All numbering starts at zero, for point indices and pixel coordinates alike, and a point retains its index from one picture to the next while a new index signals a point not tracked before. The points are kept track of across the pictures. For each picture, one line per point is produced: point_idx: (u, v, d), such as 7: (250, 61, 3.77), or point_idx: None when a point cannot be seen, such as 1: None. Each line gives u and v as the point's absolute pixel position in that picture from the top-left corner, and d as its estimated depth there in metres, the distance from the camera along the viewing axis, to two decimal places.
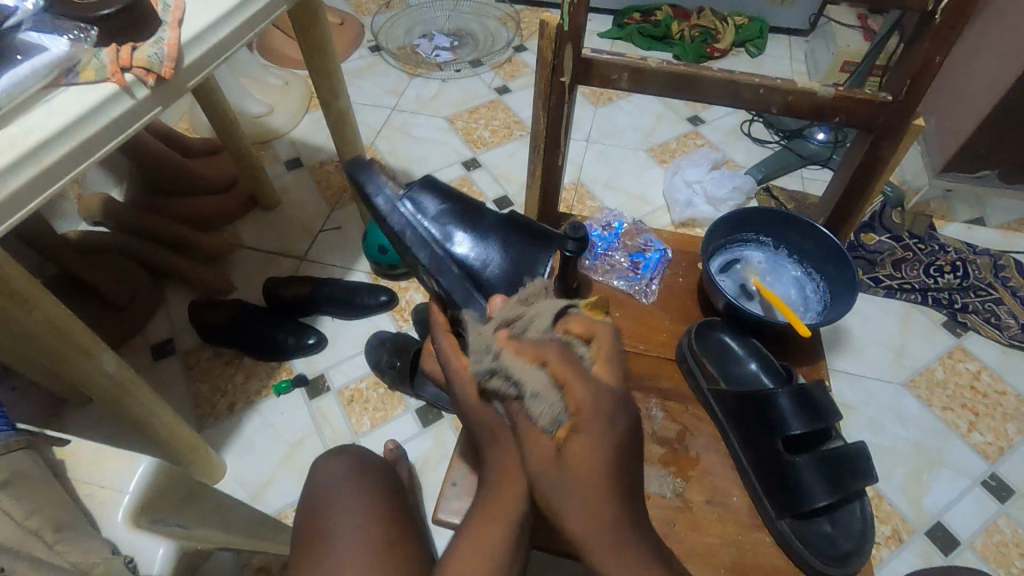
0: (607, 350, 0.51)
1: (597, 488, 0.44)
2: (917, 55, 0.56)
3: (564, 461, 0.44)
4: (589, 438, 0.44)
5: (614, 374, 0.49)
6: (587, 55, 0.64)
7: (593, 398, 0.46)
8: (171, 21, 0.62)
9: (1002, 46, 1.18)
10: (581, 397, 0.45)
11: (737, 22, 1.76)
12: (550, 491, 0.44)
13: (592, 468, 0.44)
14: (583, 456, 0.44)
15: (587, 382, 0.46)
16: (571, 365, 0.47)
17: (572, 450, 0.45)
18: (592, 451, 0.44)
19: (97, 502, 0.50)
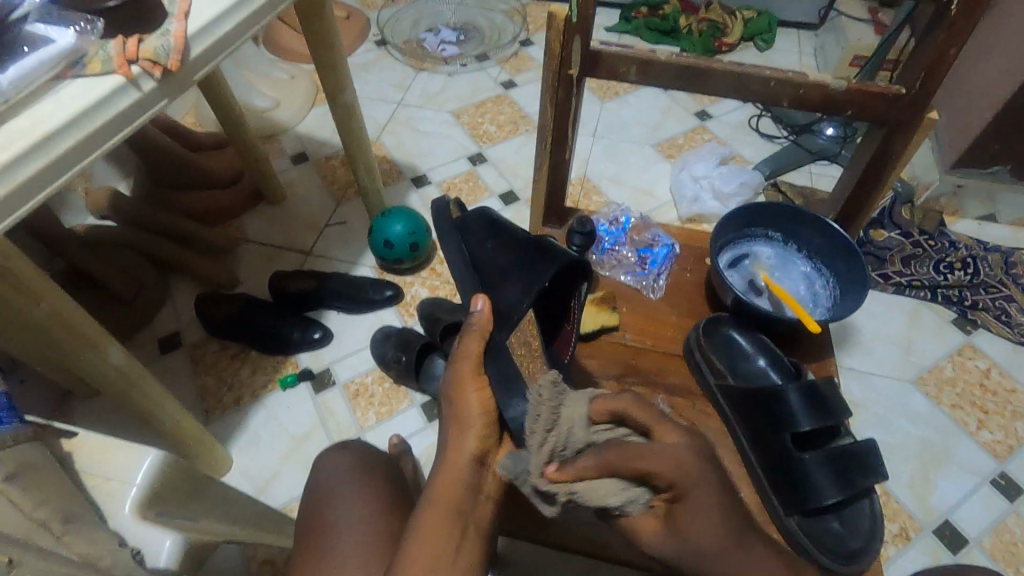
0: (644, 412, 0.57)
1: (719, 536, 0.52)
2: (931, 47, 0.55)
3: (677, 534, 0.52)
4: (691, 503, 0.52)
5: (674, 439, 0.54)
6: (596, 47, 0.63)
7: (674, 469, 0.52)
8: (177, 12, 0.61)
9: (1016, 40, 1.17)
10: (666, 470, 0.52)
11: (745, 16, 1.74)
12: (675, 555, 0.52)
13: (700, 526, 0.52)
14: (691, 527, 0.52)
15: (660, 455, 0.52)
16: (630, 446, 0.53)
17: (682, 523, 0.52)
18: (695, 514, 0.52)
19: (106, 493, 0.50)
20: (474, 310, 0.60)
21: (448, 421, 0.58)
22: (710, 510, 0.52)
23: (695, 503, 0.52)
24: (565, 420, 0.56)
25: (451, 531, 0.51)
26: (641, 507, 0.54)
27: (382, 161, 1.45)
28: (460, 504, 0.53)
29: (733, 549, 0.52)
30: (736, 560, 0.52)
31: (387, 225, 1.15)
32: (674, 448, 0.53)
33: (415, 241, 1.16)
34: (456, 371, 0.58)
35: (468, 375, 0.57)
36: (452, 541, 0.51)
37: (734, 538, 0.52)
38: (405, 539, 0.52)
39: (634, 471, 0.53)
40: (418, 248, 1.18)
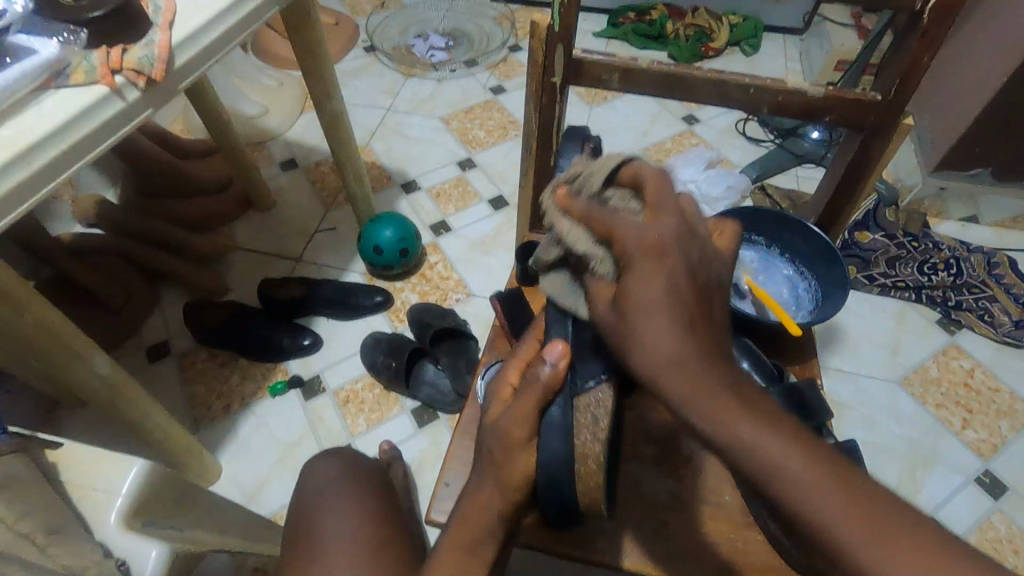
0: (660, 193, 0.47)
1: (661, 318, 0.41)
2: (906, 55, 0.56)
3: (623, 310, 0.43)
4: (647, 275, 0.42)
5: (670, 218, 0.45)
6: (579, 56, 0.64)
7: (640, 241, 0.43)
8: (161, 22, 0.62)
9: (994, 44, 1.19)
10: (625, 237, 0.44)
11: (731, 21, 1.76)
12: (618, 335, 0.43)
13: (656, 301, 0.41)
14: (637, 300, 0.42)
15: (628, 225, 0.44)
16: (619, 216, 0.46)
17: (630, 294, 0.42)
18: (647, 279, 0.42)
19: (91, 504, 0.50)
20: (551, 360, 0.48)
21: (484, 467, 0.49)
22: (663, 300, 0.41)
23: (649, 273, 0.42)
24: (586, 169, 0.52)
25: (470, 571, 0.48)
26: (609, 278, 0.46)
27: (371, 167, 1.45)
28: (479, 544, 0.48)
29: (686, 350, 0.40)
30: (688, 367, 0.39)
31: (376, 231, 1.16)
32: (662, 229, 0.44)
33: (405, 247, 1.17)
34: (505, 422, 0.48)
35: (519, 441, 0.47)
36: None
37: (683, 332, 0.40)
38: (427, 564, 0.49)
39: (604, 234, 0.46)
40: (408, 254, 1.18)
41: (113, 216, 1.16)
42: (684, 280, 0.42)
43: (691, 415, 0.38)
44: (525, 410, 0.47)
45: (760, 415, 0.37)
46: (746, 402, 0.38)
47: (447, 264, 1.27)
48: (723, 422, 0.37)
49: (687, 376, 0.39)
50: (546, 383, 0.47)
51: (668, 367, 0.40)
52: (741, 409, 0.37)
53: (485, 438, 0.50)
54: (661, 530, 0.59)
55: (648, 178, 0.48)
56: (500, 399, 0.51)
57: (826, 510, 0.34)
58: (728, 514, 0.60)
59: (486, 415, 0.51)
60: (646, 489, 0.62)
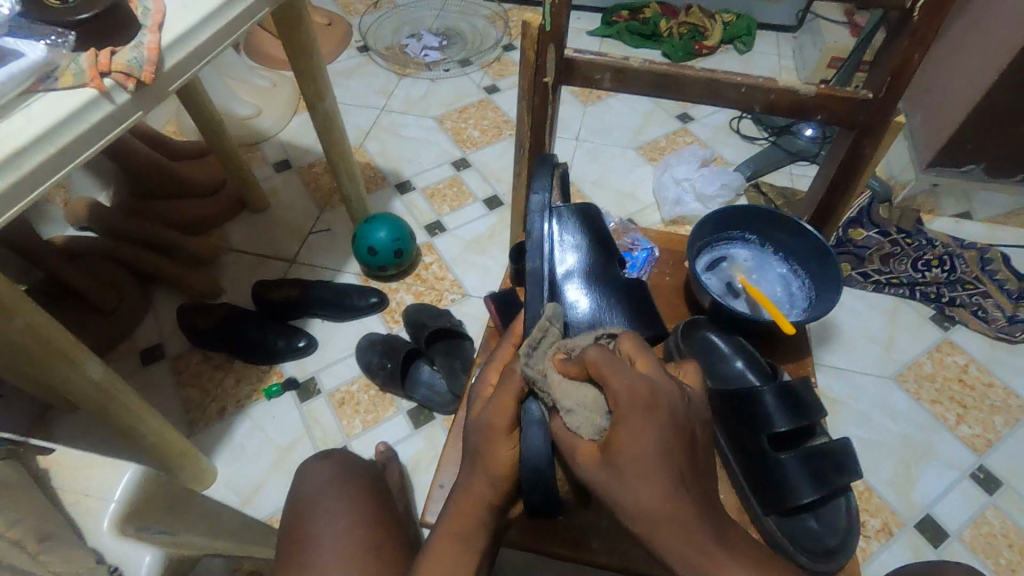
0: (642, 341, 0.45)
1: (658, 475, 0.39)
2: (896, 53, 0.56)
3: (615, 463, 0.40)
4: (632, 437, 0.39)
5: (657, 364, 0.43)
6: (570, 55, 0.63)
7: (632, 397, 0.40)
8: (151, 24, 0.62)
9: (986, 41, 1.19)
10: (617, 390, 0.41)
11: (724, 19, 1.76)
12: (602, 486, 0.41)
13: (650, 476, 0.39)
14: (630, 466, 0.39)
15: (620, 376, 0.42)
16: (610, 363, 0.43)
17: (619, 456, 0.40)
18: (639, 442, 0.39)
19: (83, 509, 0.49)
20: (531, 350, 0.50)
21: (472, 461, 0.49)
22: (658, 463, 0.39)
23: (637, 430, 0.39)
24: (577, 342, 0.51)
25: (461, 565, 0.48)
26: (595, 435, 0.44)
27: (365, 167, 1.45)
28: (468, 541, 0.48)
29: (682, 506, 0.39)
30: (688, 527, 0.39)
31: (370, 232, 1.15)
32: (655, 380, 0.41)
33: (399, 248, 1.16)
34: (489, 416, 0.49)
35: (502, 429, 0.49)
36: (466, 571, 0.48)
37: (677, 485, 0.39)
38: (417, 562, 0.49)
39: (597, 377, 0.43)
40: (403, 254, 1.18)
41: (105, 218, 1.15)
42: (678, 430, 0.40)
43: (677, 564, 0.39)
44: (508, 400, 0.49)
45: (738, 552, 0.40)
46: (750, 564, 0.40)
47: (442, 264, 1.27)
48: (714, 574, 0.39)
49: (673, 536, 0.39)
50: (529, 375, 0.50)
51: (662, 523, 0.39)
52: (728, 554, 0.39)
53: (469, 433, 0.51)
54: None
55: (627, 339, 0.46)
56: (482, 398, 0.53)
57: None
58: None
59: (471, 407, 0.53)
60: None
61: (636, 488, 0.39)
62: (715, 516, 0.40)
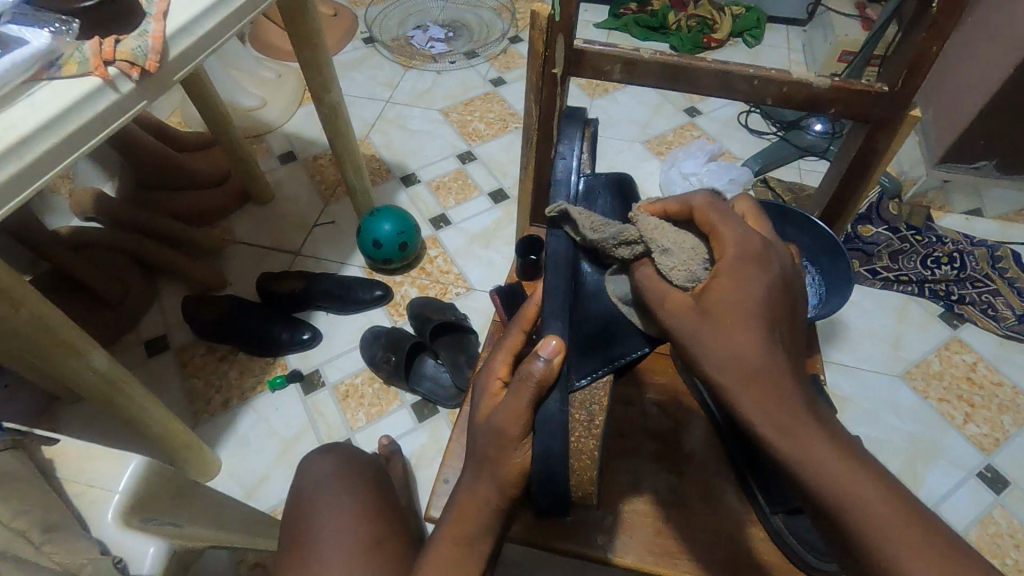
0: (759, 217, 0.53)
1: (748, 321, 0.42)
2: (913, 45, 0.55)
3: (709, 307, 0.44)
4: (728, 283, 0.44)
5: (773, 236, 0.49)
6: (580, 46, 0.63)
7: (741, 251, 0.45)
8: (156, 12, 0.61)
9: (1001, 35, 1.17)
10: (729, 239, 0.46)
11: (733, 11, 1.74)
12: (691, 333, 0.44)
13: (740, 311, 0.43)
14: (726, 305, 0.43)
15: (733, 229, 0.47)
16: (720, 216, 0.48)
17: (716, 296, 0.44)
18: (736, 288, 0.44)
19: (87, 501, 0.49)
20: (544, 357, 0.45)
21: (480, 460, 0.48)
22: (752, 302, 0.43)
23: (735, 280, 0.44)
24: (652, 233, 0.50)
25: (466, 562, 0.47)
26: (688, 281, 0.48)
27: (371, 160, 1.44)
28: (472, 538, 0.48)
29: (770, 357, 0.42)
30: (769, 377, 0.41)
31: (375, 225, 1.15)
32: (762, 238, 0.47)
33: (404, 241, 1.16)
34: (498, 423, 0.46)
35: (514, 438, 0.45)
36: (471, 567, 0.47)
37: (768, 334, 0.42)
38: (421, 558, 0.49)
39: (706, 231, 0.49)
40: (408, 248, 1.17)
41: (110, 209, 1.15)
42: (779, 288, 0.45)
43: (754, 417, 0.41)
44: (519, 408, 0.45)
45: (830, 436, 0.41)
46: (831, 436, 0.41)
47: (446, 258, 1.26)
48: (794, 435, 0.40)
49: (758, 390, 0.41)
50: (539, 381, 0.45)
51: (748, 369, 0.41)
52: (812, 418, 0.41)
53: (476, 436, 0.49)
54: (663, 527, 0.58)
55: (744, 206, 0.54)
56: (492, 396, 0.50)
57: (862, 503, 0.38)
58: (729, 509, 0.59)
59: (477, 411, 0.50)
60: (648, 488, 0.61)
61: (728, 329, 0.42)
62: (803, 386, 0.42)
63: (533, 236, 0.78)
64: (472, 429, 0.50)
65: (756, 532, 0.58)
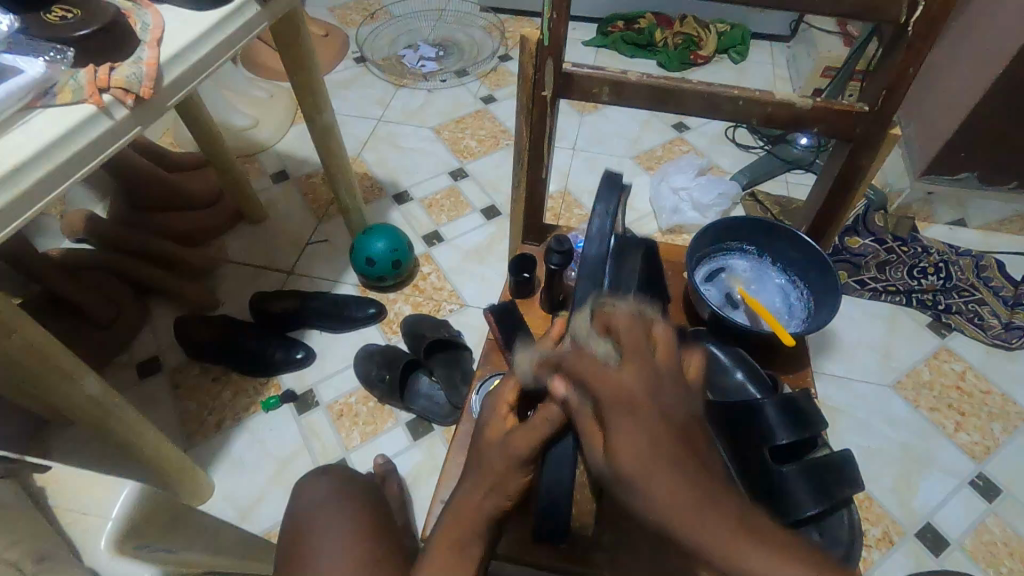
0: (634, 336, 0.45)
1: (653, 443, 0.37)
2: (892, 67, 0.57)
3: (617, 466, 0.37)
4: (630, 417, 0.38)
5: (642, 363, 0.42)
6: (569, 69, 0.64)
7: (621, 387, 0.40)
8: (149, 39, 0.62)
9: (978, 51, 1.20)
10: (600, 393, 0.41)
11: (719, 29, 1.78)
12: (623, 482, 0.37)
13: (648, 421, 0.38)
14: (629, 442, 0.37)
15: (602, 376, 0.41)
16: (591, 361, 0.43)
17: (620, 448, 0.37)
18: (628, 429, 0.38)
19: (82, 528, 0.49)
20: (563, 396, 0.46)
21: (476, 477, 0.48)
22: (644, 425, 0.38)
23: (627, 408, 0.39)
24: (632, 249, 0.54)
25: None
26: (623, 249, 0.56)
27: (363, 178, 1.45)
28: None
29: (697, 478, 0.35)
30: (697, 494, 0.35)
31: (368, 243, 1.15)
32: (629, 378, 0.41)
33: (397, 259, 1.16)
34: (510, 442, 0.48)
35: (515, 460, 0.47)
36: None
37: (683, 458, 0.36)
38: None
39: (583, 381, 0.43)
40: (401, 265, 1.18)
41: (102, 231, 1.15)
42: (671, 415, 0.39)
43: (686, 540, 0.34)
44: (527, 437, 0.47)
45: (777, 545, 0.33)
46: (772, 539, 0.33)
47: (440, 274, 1.27)
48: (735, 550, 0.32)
49: (686, 513, 0.34)
50: (558, 420, 0.47)
51: (669, 502, 0.35)
52: (750, 541, 0.33)
53: (481, 450, 0.50)
54: None
55: (619, 329, 0.46)
56: (500, 414, 0.52)
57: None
58: None
59: (485, 429, 0.51)
60: None
61: (645, 464, 0.36)
62: None
63: (524, 254, 0.78)
64: (473, 440, 0.52)
65: None
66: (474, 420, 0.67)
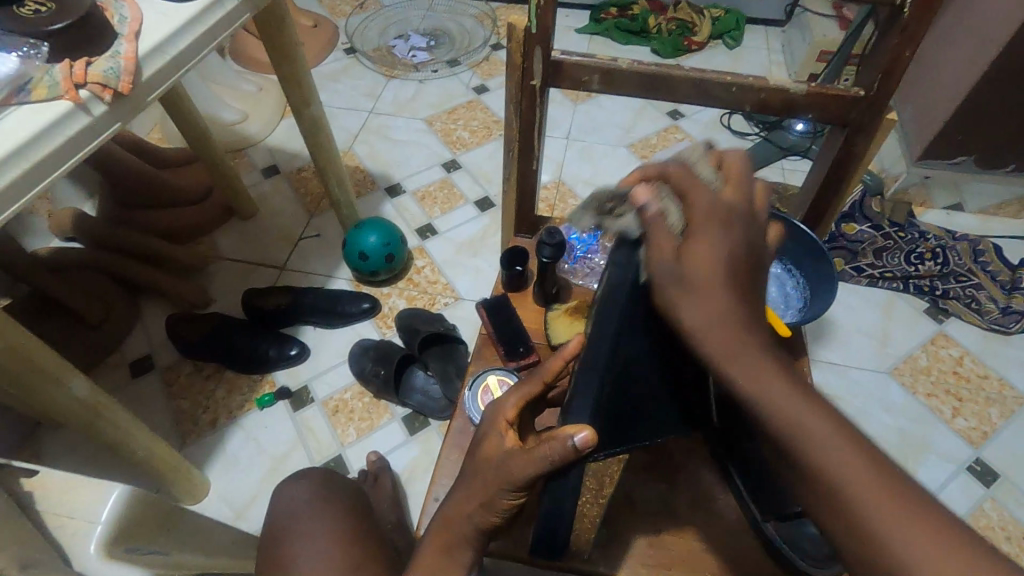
0: (741, 173, 0.45)
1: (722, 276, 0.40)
2: (887, 49, 0.55)
3: (686, 265, 0.40)
4: (711, 236, 0.41)
5: (744, 190, 0.44)
6: (558, 57, 0.62)
7: (710, 207, 0.42)
8: (127, 33, 0.60)
9: (975, 32, 1.19)
10: (697, 206, 0.42)
11: (713, 14, 1.76)
12: (678, 278, 0.40)
13: (717, 259, 0.40)
14: (700, 257, 0.40)
15: (703, 193, 0.43)
16: (694, 180, 0.44)
17: (695, 250, 0.40)
18: (709, 247, 0.41)
19: (70, 533, 0.47)
20: (576, 441, 0.41)
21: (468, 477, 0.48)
22: (721, 253, 0.40)
23: (710, 234, 0.41)
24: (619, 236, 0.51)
25: None
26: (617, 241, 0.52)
27: (355, 171, 1.44)
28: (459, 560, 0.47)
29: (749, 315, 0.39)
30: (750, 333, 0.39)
31: (360, 237, 1.14)
32: (734, 204, 0.43)
33: (390, 252, 1.15)
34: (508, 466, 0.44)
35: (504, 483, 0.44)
36: None
37: (745, 296, 0.40)
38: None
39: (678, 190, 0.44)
40: (394, 259, 1.16)
41: (90, 229, 1.13)
42: (744, 248, 0.42)
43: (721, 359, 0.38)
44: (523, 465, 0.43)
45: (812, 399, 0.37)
46: (806, 394, 0.37)
47: (434, 268, 1.26)
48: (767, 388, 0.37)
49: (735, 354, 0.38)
50: (561, 459, 0.41)
51: (719, 328, 0.39)
52: (782, 375, 0.37)
53: (476, 466, 0.47)
54: (655, 539, 0.58)
55: (731, 160, 0.46)
56: (499, 431, 0.48)
57: (853, 479, 0.34)
58: (720, 518, 0.59)
59: (482, 445, 0.48)
60: (639, 499, 0.60)
61: (707, 284, 0.39)
62: None
63: (517, 247, 0.78)
64: (470, 453, 0.49)
65: (748, 540, 0.58)
66: (469, 419, 0.65)
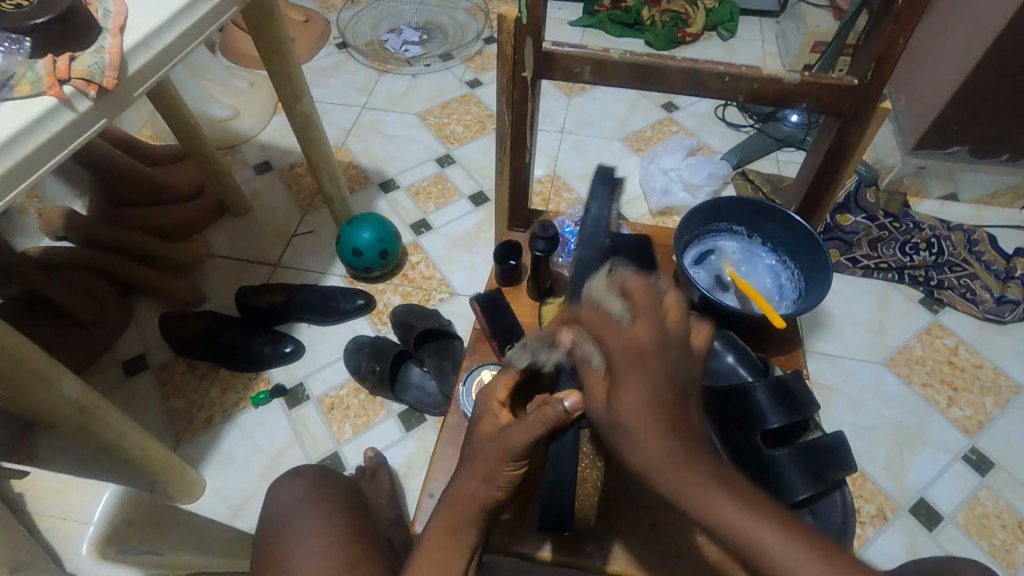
0: (650, 299, 0.43)
1: (650, 407, 0.40)
2: (881, 37, 0.55)
3: (614, 412, 0.41)
4: (631, 381, 0.40)
5: (655, 322, 0.42)
6: (549, 48, 0.62)
7: (625, 351, 0.41)
8: (112, 27, 0.59)
9: (969, 21, 1.18)
10: (612, 347, 0.42)
11: (707, 5, 1.75)
12: (611, 432, 0.41)
13: (644, 395, 0.40)
14: (626, 404, 0.40)
15: (616, 338, 0.42)
16: (604, 319, 0.43)
17: (621, 400, 0.40)
18: (631, 387, 0.40)
19: (61, 534, 0.46)
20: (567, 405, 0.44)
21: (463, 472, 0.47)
22: (648, 385, 0.40)
23: (632, 373, 0.41)
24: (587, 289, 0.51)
25: None
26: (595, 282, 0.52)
27: (348, 167, 1.43)
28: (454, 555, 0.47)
29: (678, 444, 0.39)
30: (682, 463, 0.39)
31: (354, 233, 1.13)
32: (645, 338, 0.42)
33: (384, 248, 1.14)
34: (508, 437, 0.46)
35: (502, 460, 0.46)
36: None
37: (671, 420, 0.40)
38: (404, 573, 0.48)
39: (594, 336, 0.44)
40: (388, 255, 1.16)
41: (81, 228, 1.12)
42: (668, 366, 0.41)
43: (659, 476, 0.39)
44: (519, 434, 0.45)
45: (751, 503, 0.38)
46: (741, 497, 0.38)
47: (429, 263, 1.25)
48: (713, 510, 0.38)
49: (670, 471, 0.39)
50: (553, 422, 0.44)
51: (653, 464, 0.39)
52: (726, 494, 0.38)
53: (475, 447, 0.49)
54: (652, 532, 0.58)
55: (633, 284, 0.44)
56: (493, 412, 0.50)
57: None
58: None
59: (478, 425, 0.50)
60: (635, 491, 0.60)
61: (639, 422, 0.40)
62: None
63: (511, 241, 0.77)
64: (467, 437, 0.51)
65: None
66: (463, 413, 0.66)
